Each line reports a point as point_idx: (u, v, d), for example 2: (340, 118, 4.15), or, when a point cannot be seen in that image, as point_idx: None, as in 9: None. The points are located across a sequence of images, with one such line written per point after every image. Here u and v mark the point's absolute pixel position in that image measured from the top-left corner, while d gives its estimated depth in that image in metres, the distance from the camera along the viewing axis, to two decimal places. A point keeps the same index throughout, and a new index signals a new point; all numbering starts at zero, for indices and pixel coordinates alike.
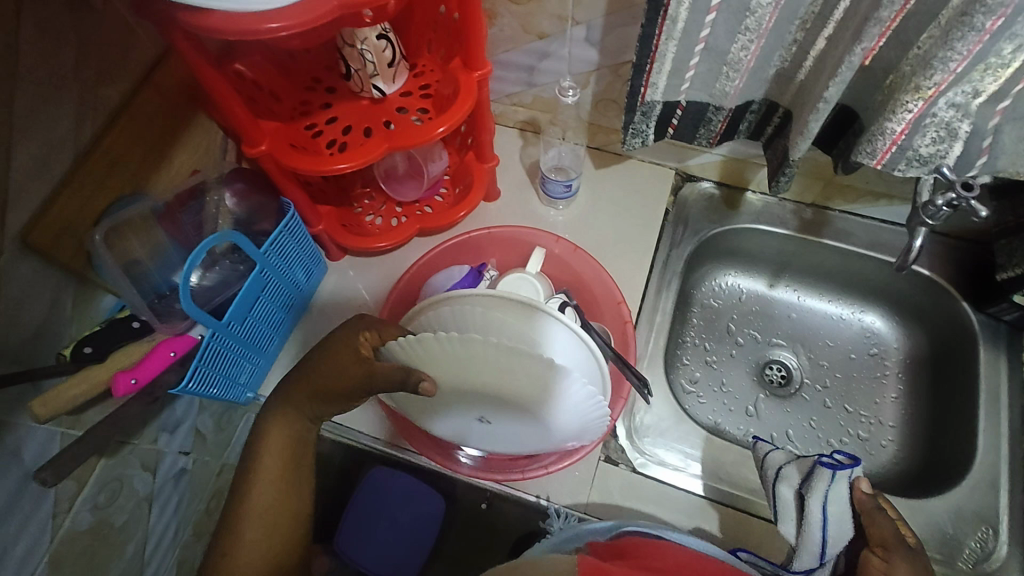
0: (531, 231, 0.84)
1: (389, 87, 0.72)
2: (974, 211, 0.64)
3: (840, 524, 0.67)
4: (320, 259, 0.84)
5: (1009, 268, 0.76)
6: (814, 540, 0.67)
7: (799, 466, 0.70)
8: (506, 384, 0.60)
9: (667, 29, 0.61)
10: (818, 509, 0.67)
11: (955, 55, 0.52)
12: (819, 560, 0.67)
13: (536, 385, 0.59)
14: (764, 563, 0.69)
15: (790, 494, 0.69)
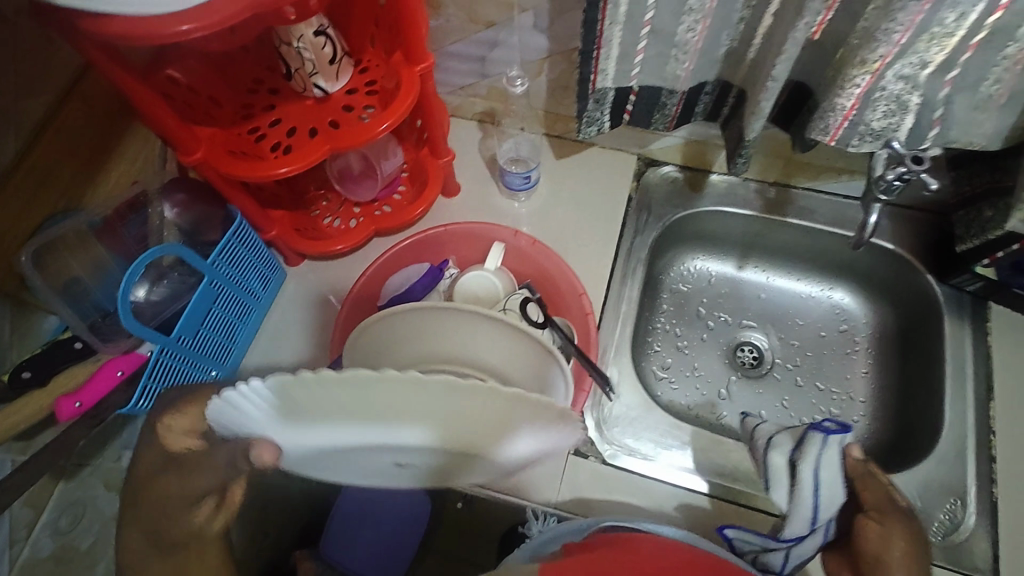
0: (489, 226, 0.81)
1: (332, 85, 0.69)
2: (925, 183, 0.64)
3: (832, 488, 0.65)
4: (277, 265, 0.82)
5: (968, 240, 0.76)
6: (805, 506, 0.65)
7: (791, 434, 0.69)
8: (397, 417, 0.52)
9: (610, 13, 0.60)
10: (810, 474, 0.65)
11: (898, 26, 0.51)
12: (810, 527, 0.65)
13: (423, 403, 0.51)
14: (754, 538, 0.67)
15: (781, 461, 0.67)
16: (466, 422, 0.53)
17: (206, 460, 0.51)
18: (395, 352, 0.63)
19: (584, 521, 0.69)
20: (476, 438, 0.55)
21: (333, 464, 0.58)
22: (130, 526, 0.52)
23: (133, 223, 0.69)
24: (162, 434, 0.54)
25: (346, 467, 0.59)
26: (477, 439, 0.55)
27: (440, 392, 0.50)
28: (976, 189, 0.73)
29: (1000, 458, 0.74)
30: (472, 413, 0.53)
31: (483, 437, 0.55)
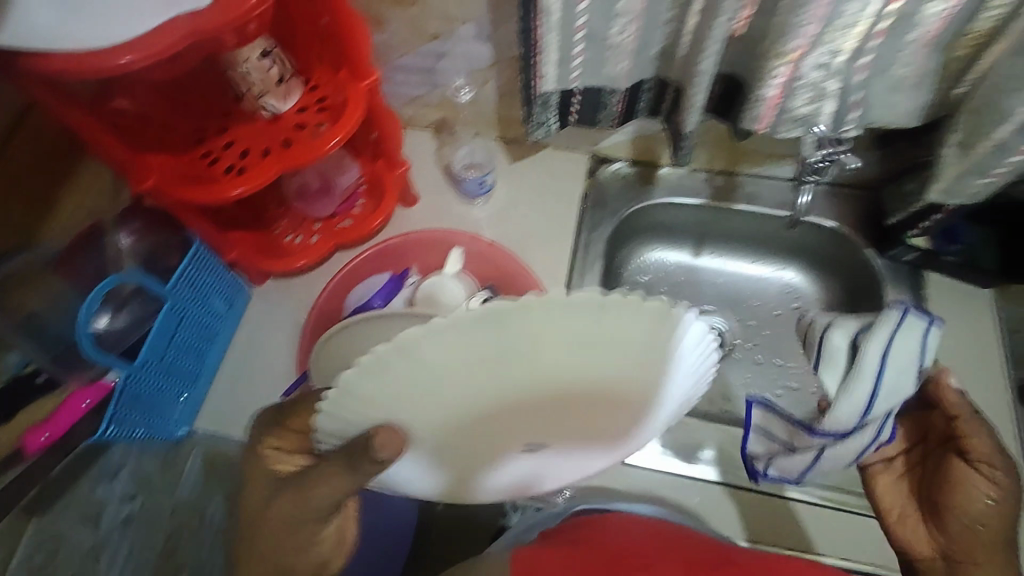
0: (448, 232, 0.83)
1: (281, 104, 0.71)
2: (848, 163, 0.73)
3: (899, 375, 0.62)
4: (240, 286, 0.84)
5: (898, 212, 0.80)
6: (858, 393, 0.63)
7: (865, 323, 0.67)
8: (532, 362, 0.43)
9: (545, 20, 0.63)
10: (875, 354, 0.63)
11: (806, 20, 0.55)
12: (859, 420, 0.64)
13: (560, 336, 0.41)
14: (778, 432, 0.71)
15: (841, 340, 0.68)
16: (605, 357, 0.44)
17: (324, 468, 0.47)
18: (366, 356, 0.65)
19: (560, 509, 0.72)
20: (614, 377, 0.47)
21: (433, 459, 0.52)
22: (256, 544, 0.51)
23: (91, 254, 0.70)
24: (266, 459, 0.54)
25: (447, 466, 0.54)
26: (619, 382, 0.47)
27: (579, 323, 0.41)
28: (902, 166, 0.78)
29: None
30: (609, 345, 0.44)
31: (626, 375, 0.47)
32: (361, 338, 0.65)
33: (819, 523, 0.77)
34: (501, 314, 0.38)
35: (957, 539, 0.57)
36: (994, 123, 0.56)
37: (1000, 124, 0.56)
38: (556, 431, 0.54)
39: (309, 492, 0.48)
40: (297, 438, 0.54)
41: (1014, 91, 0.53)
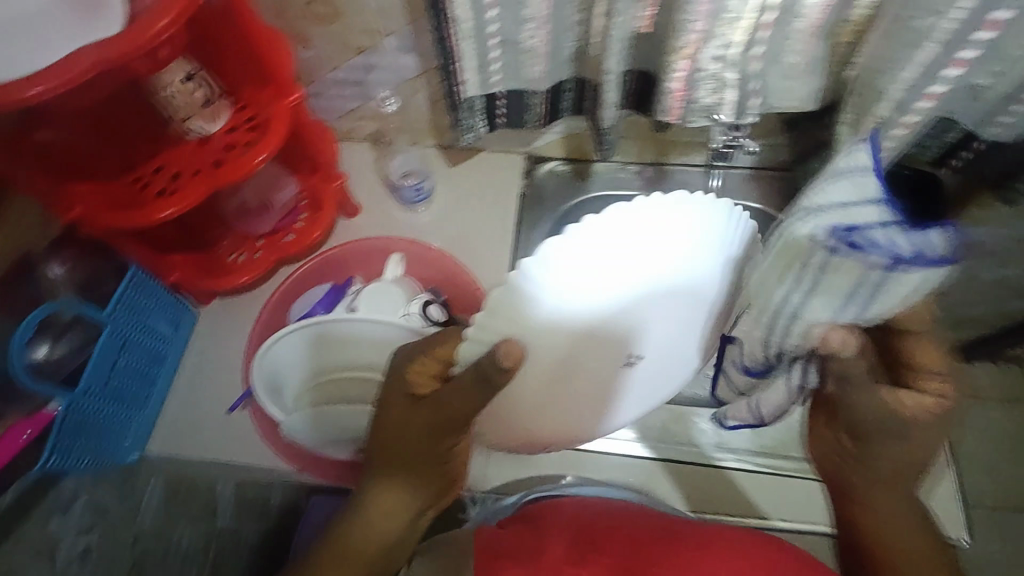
0: (386, 240, 0.85)
1: (209, 126, 0.71)
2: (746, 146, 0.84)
3: None
4: (184, 307, 0.85)
5: None
6: None
7: None
8: (638, 264, 0.52)
9: (455, 30, 0.67)
10: None
11: (693, 16, 0.59)
12: None
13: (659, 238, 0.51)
14: None
15: None
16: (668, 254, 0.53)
17: (466, 382, 0.50)
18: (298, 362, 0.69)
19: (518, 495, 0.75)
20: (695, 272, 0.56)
21: (543, 395, 0.60)
22: (379, 496, 0.56)
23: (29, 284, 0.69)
24: (405, 371, 0.55)
25: (521, 422, 0.64)
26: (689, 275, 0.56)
27: (661, 221, 0.50)
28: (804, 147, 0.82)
29: None
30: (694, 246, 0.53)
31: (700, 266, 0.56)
32: (294, 348, 0.68)
33: (756, 488, 0.82)
34: (615, 213, 0.48)
35: (873, 537, 0.53)
36: (874, 100, 0.61)
37: (879, 101, 0.60)
38: (666, 325, 0.61)
39: (446, 406, 0.52)
40: (439, 365, 0.54)
41: (886, 71, 0.58)
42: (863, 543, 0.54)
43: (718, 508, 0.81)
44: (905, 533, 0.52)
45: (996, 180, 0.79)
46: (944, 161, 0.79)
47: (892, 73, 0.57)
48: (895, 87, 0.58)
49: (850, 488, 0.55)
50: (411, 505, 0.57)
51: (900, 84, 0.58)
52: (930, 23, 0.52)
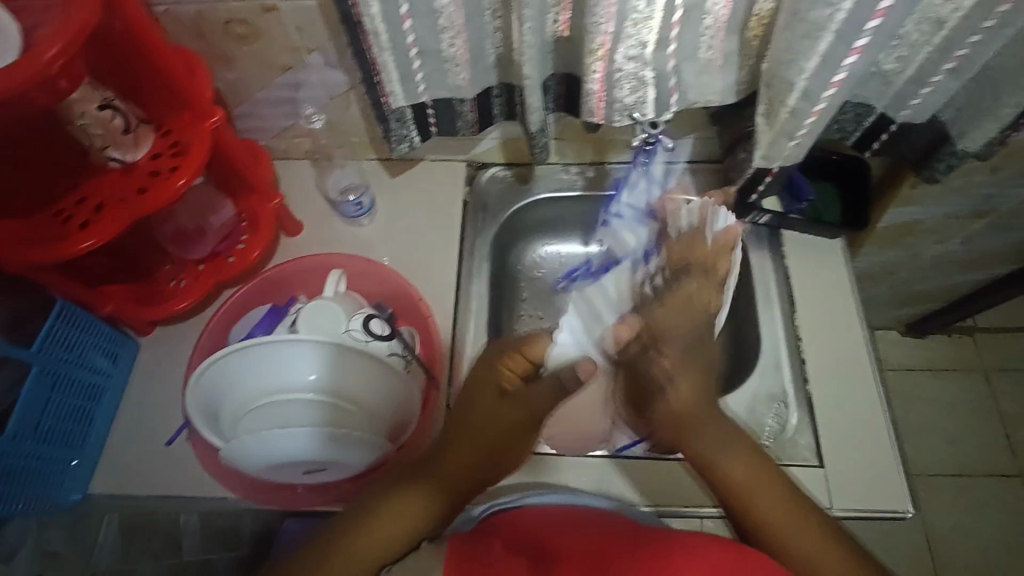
0: (327, 256, 0.85)
1: (130, 154, 0.69)
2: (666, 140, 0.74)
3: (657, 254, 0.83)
4: (122, 339, 0.82)
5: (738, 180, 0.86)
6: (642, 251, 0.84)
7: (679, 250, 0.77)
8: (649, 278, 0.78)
9: (374, 41, 0.67)
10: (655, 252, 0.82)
11: (601, 19, 0.60)
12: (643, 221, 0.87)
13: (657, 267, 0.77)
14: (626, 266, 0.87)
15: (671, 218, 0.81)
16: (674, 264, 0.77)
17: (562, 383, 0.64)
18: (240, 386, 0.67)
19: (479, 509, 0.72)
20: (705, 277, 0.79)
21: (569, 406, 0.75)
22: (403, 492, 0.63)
23: None
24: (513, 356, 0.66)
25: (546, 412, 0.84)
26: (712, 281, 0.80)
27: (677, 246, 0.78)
28: (729, 137, 0.84)
29: (811, 358, 0.83)
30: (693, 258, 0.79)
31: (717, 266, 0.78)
32: (236, 371, 0.67)
33: None
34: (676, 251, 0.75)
35: (742, 501, 0.61)
36: (784, 90, 0.64)
37: (788, 91, 0.63)
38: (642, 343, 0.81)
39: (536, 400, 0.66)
40: (529, 363, 0.66)
41: (793, 62, 0.61)
42: (744, 513, 0.61)
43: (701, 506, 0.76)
44: (761, 480, 0.61)
45: (916, 161, 0.81)
46: (866, 145, 0.82)
47: (797, 63, 0.60)
48: (801, 78, 0.61)
49: (713, 465, 0.62)
50: (440, 491, 0.64)
51: (805, 74, 0.61)
52: (825, 14, 0.55)
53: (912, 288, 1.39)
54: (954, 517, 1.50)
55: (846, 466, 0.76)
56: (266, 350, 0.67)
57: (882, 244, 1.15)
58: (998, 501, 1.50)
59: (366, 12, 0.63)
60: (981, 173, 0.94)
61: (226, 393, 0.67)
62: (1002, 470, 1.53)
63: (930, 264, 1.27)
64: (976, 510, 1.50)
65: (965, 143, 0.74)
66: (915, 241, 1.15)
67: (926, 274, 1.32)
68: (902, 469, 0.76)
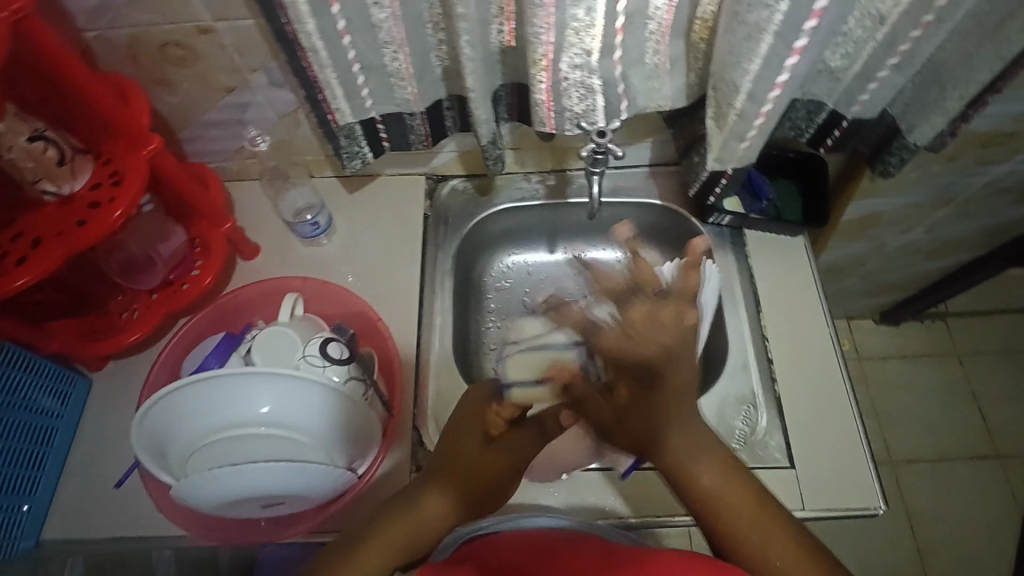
0: (282, 280, 0.83)
1: (67, 186, 0.66)
2: (615, 153, 0.72)
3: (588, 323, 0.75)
4: (71, 376, 0.79)
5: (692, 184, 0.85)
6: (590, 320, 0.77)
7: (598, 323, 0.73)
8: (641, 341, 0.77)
9: (313, 58, 0.65)
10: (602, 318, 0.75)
11: (540, 29, 0.59)
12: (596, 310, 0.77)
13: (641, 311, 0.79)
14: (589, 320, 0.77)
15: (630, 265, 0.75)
16: None
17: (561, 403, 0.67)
18: (195, 421, 0.65)
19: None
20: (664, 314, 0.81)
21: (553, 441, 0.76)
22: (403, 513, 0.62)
23: None
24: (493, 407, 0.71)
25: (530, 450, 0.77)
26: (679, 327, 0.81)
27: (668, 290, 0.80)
28: (683, 140, 0.83)
29: (779, 358, 0.83)
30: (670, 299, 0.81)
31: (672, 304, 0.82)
32: (191, 406, 0.65)
33: None
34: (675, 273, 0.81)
35: (709, 506, 0.59)
36: (730, 93, 0.64)
37: (735, 93, 0.63)
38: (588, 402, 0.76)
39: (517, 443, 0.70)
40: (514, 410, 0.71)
41: (739, 65, 0.60)
42: (711, 518, 0.59)
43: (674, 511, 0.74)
44: (732, 490, 0.60)
45: (870, 156, 0.83)
46: (820, 142, 0.83)
47: (742, 65, 0.60)
48: (746, 80, 0.61)
49: (690, 473, 0.61)
50: (454, 501, 0.64)
51: (750, 76, 0.60)
52: (763, 16, 0.55)
53: (881, 278, 1.40)
54: (935, 501, 1.51)
55: (817, 465, 0.76)
56: (219, 383, 0.65)
57: (847, 236, 1.16)
58: (977, 483, 1.52)
59: (302, 29, 0.61)
60: (938, 163, 0.94)
61: (179, 429, 0.65)
62: (980, 453, 1.54)
63: (897, 253, 1.28)
64: (957, 494, 1.51)
65: (914, 137, 0.75)
66: (879, 232, 1.16)
67: (894, 264, 1.33)
68: (872, 464, 0.76)
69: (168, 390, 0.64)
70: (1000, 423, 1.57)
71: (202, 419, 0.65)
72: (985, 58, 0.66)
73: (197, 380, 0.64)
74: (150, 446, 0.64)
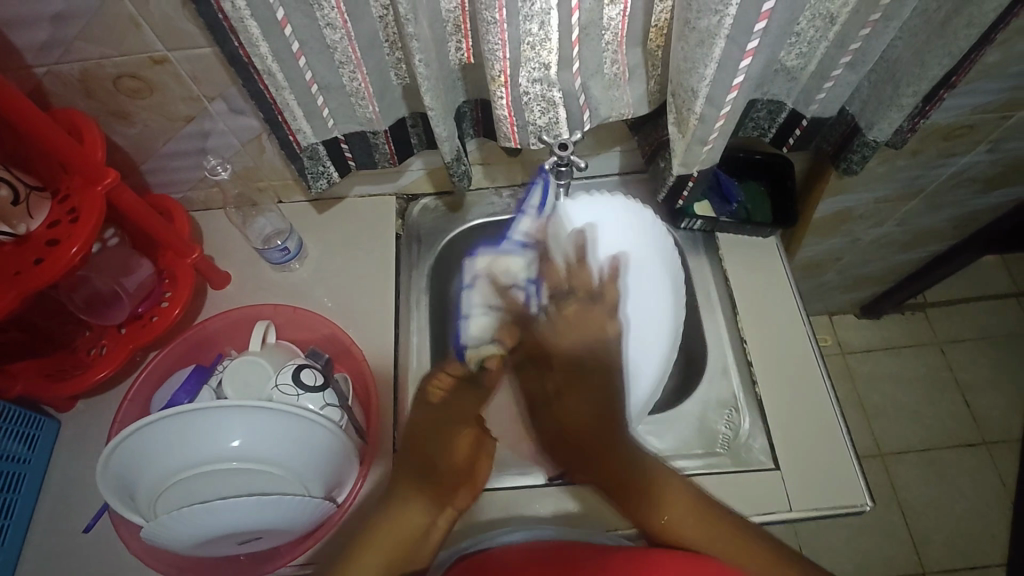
0: (252, 307, 0.81)
1: (22, 225, 0.65)
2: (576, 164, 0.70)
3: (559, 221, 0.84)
4: (38, 418, 0.77)
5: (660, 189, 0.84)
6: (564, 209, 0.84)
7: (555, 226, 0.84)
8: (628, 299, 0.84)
9: (269, 81, 0.64)
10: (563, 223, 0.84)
11: (495, 46, 0.59)
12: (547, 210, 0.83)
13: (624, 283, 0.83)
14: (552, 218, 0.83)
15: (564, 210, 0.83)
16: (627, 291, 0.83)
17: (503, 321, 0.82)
18: (166, 457, 0.63)
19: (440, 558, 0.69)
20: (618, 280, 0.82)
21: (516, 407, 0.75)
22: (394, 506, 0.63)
23: None
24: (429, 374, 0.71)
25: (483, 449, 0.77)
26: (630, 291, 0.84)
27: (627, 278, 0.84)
28: (649, 146, 0.83)
29: (758, 360, 0.83)
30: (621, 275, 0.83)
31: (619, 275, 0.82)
32: (162, 441, 0.63)
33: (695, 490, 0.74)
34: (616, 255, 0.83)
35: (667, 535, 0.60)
36: (689, 98, 0.64)
37: (693, 98, 0.63)
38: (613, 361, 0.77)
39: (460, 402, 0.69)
40: (450, 380, 0.69)
41: (694, 70, 0.61)
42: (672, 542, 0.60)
43: None
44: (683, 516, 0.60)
45: (833, 154, 0.84)
46: (782, 141, 0.84)
47: (697, 71, 0.61)
48: (703, 84, 0.61)
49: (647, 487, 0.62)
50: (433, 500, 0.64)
51: (706, 81, 0.61)
52: (713, 22, 0.56)
53: (857, 272, 1.42)
54: (927, 491, 1.51)
55: (802, 463, 0.76)
56: (191, 418, 0.63)
57: (821, 234, 1.17)
58: (967, 470, 1.52)
59: (255, 52, 0.61)
60: (902, 157, 0.96)
61: (150, 466, 0.63)
62: (967, 439, 1.55)
63: (871, 247, 1.29)
64: (946, 482, 1.52)
65: (873, 134, 0.76)
66: (852, 228, 1.17)
67: (869, 258, 1.35)
68: (855, 459, 0.76)
69: (136, 426, 0.62)
70: (985, 408, 1.58)
71: (174, 454, 0.63)
72: (935, 54, 0.67)
73: (168, 415, 0.62)
74: (120, 486, 0.62)
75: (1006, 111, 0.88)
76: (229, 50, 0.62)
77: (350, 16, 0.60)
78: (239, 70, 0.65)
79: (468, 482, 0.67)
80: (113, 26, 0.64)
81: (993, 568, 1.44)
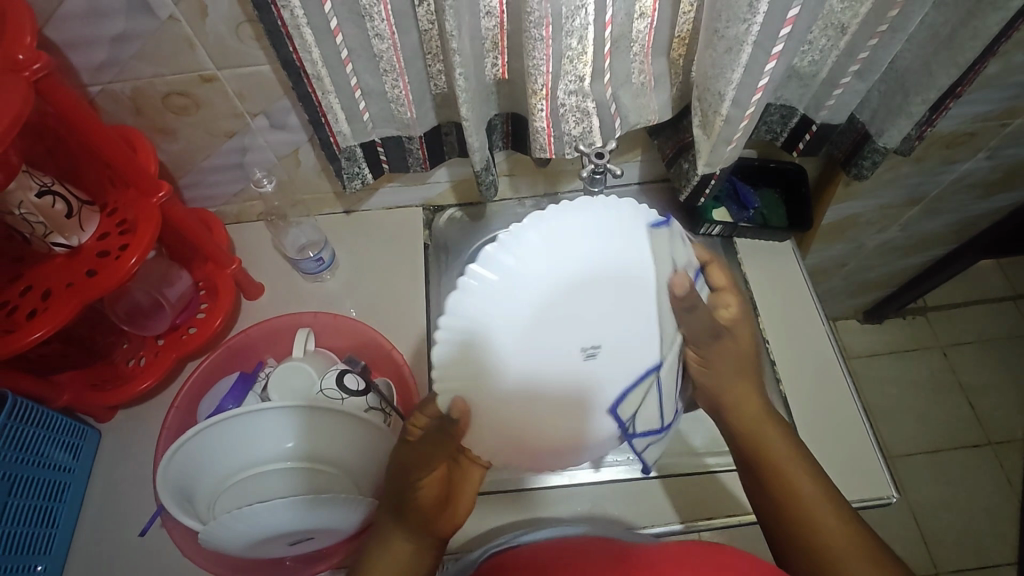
0: (291, 315, 0.83)
1: (76, 238, 0.67)
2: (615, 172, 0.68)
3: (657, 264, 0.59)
4: (82, 427, 0.79)
5: (682, 190, 0.85)
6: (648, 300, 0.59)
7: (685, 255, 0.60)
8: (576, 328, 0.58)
9: (317, 86, 0.67)
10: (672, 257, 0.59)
11: (540, 61, 0.62)
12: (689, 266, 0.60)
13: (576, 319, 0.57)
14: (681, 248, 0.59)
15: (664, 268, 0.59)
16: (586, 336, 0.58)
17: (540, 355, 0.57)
18: (224, 454, 0.69)
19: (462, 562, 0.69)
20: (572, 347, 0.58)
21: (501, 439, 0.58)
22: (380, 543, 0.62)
23: None
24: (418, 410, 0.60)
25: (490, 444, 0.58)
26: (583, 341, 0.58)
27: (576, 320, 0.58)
28: (671, 149, 0.84)
29: (779, 358, 0.86)
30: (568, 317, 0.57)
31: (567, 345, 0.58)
32: (223, 441, 0.68)
33: (729, 486, 0.76)
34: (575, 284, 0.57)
35: (769, 461, 0.63)
36: (716, 102, 0.68)
37: (720, 102, 0.67)
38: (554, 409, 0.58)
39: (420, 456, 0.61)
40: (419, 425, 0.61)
41: (722, 76, 0.65)
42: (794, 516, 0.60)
43: (705, 514, 0.75)
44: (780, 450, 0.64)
45: (844, 160, 0.88)
46: (793, 146, 0.88)
47: (724, 76, 0.65)
48: (730, 88, 0.65)
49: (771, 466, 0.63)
50: (408, 537, 0.62)
51: (733, 85, 0.65)
52: (741, 30, 0.60)
53: (863, 277, 1.45)
54: (936, 491, 1.54)
55: (830, 457, 0.78)
56: (247, 418, 0.68)
57: (829, 239, 1.21)
58: (974, 471, 1.55)
59: (308, 58, 0.64)
60: (907, 164, 1.00)
61: (211, 462, 0.68)
62: (973, 441, 1.58)
63: (876, 252, 1.33)
64: (955, 483, 1.55)
65: (883, 140, 0.80)
66: (858, 233, 1.21)
67: (874, 263, 1.39)
68: (879, 453, 0.79)
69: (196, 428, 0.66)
70: (988, 409, 1.62)
71: (231, 450, 0.69)
72: (942, 64, 0.71)
73: (228, 416, 0.67)
74: (185, 482, 0.66)
75: (1004, 119, 0.93)
76: (283, 55, 0.65)
77: (398, 27, 0.63)
78: (290, 74, 0.67)
79: (448, 514, 0.62)
80: (169, 45, 0.67)
81: (1005, 567, 1.46)
